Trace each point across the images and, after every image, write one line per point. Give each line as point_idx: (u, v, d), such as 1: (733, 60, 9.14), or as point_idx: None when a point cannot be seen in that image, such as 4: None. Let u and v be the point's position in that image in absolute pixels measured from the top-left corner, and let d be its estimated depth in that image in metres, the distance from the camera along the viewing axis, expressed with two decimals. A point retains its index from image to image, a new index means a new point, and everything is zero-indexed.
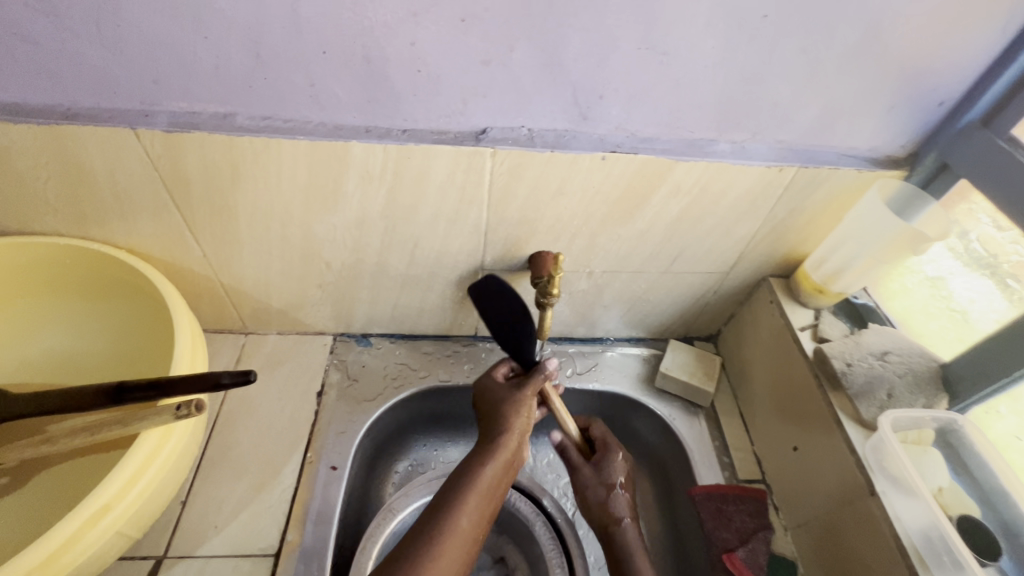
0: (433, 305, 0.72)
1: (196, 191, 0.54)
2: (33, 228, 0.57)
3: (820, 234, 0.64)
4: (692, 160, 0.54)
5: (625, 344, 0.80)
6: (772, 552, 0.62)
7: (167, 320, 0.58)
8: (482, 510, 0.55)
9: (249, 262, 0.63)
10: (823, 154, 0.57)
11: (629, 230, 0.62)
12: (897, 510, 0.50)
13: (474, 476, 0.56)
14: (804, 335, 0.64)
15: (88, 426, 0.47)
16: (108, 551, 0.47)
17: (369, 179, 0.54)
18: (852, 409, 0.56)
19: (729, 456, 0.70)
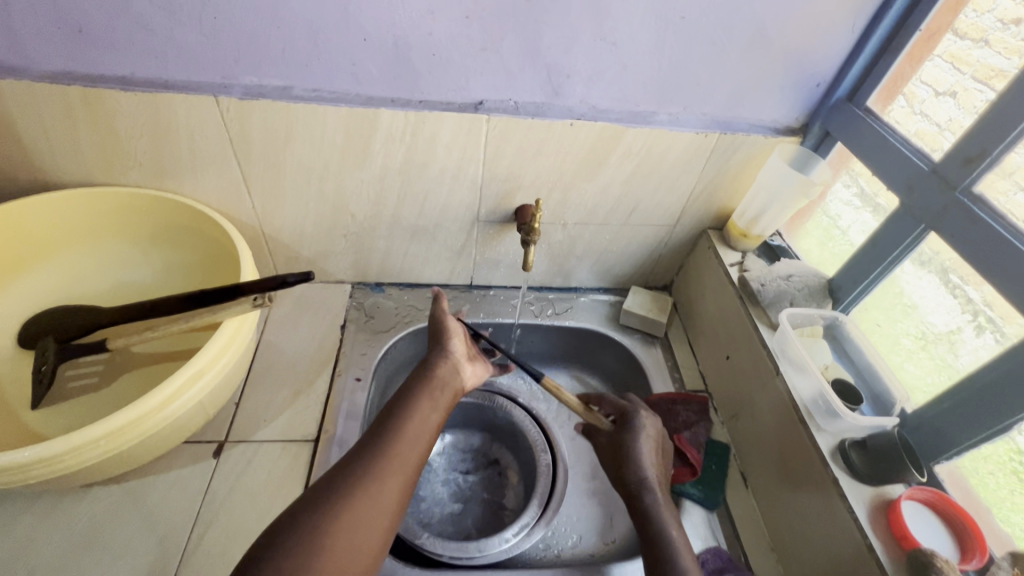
0: (437, 255, 0.87)
1: (255, 149, 0.69)
2: (121, 180, 0.71)
3: (741, 190, 0.82)
4: (638, 127, 0.72)
5: (595, 292, 0.97)
6: (711, 437, 0.78)
7: (229, 256, 0.73)
8: (434, 414, 0.62)
9: (290, 213, 0.78)
10: (737, 124, 0.75)
11: (593, 185, 0.79)
12: (794, 382, 0.67)
13: (419, 388, 0.64)
14: (732, 269, 0.81)
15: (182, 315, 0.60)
16: (193, 414, 0.60)
17: (392, 139, 0.70)
18: (767, 317, 0.74)
19: (678, 373, 0.86)
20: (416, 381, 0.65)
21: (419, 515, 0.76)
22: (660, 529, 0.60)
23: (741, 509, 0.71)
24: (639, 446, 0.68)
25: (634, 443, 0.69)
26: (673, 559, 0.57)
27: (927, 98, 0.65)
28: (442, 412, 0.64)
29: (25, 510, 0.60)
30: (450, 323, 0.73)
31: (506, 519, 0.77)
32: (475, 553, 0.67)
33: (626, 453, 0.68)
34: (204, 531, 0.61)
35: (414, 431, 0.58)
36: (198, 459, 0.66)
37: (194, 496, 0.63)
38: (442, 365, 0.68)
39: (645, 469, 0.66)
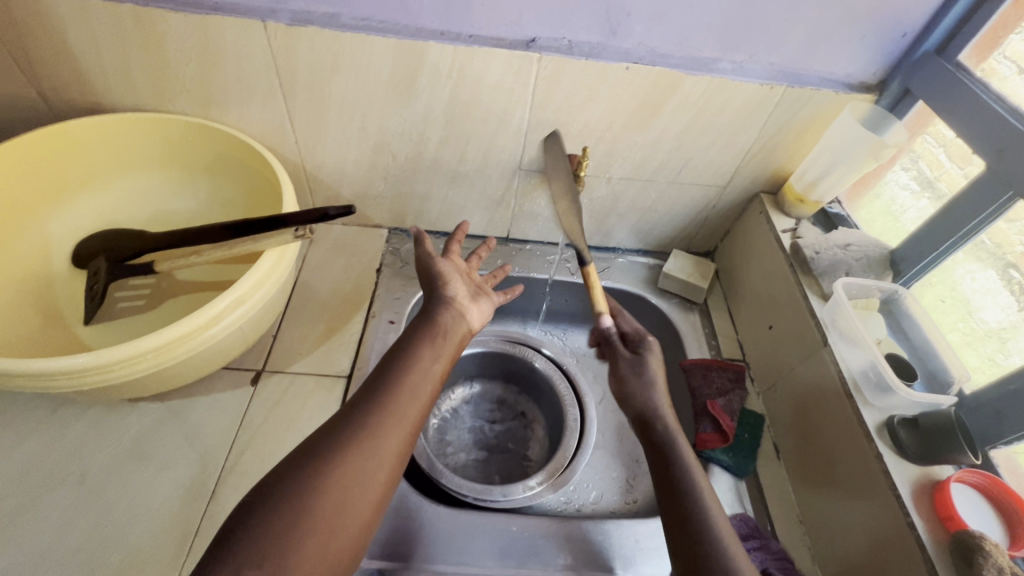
0: (475, 204, 0.86)
1: (301, 80, 0.68)
2: (168, 107, 0.71)
3: (803, 152, 0.77)
4: (697, 75, 0.67)
5: (633, 254, 0.94)
6: (745, 406, 0.75)
7: (270, 188, 0.73)
8: (435, 363, 0.58)
9: (331, 151, 0.77)
10: (808, 77, 0.69)
11: (644, 137, 0.75)
12: (843, 355, 0.63)
13: (419, 336, 0.60)
14: (784, 236, 0.77)
15: (225, 243, 0.61)
16: (236, 337, 0.62)
17: (438, 76, 0.67)
18: (818, 287, 0.70)
19: (715, 340, 0.84)
20: (416, 330, 0.60)
21: (443, 458, 0.77)
22: (676, 455, 0.57)
23: (772, 480, 0.69)
24: (649, 370, 0.65)
25: (644, 363, 0.65)
26: (688, 488, 0.54)
27: (1008, 76, 0.60)
28: (445, 361, 0.59)
29: (77, 417, 0.63)
30: (444, 268, 0.68)
31: (529, 470, 0.78)
32: (498, 496, 0.67)
33: (638, 374, 0.64)
34: (242, 452, 0.63)
35: (414, 381, 0.55)
36: (236, 385, 0.68)
37: (233, 420, 0.66)
38: (444, 312, 0.63)
39: (657, 394, 0.63)
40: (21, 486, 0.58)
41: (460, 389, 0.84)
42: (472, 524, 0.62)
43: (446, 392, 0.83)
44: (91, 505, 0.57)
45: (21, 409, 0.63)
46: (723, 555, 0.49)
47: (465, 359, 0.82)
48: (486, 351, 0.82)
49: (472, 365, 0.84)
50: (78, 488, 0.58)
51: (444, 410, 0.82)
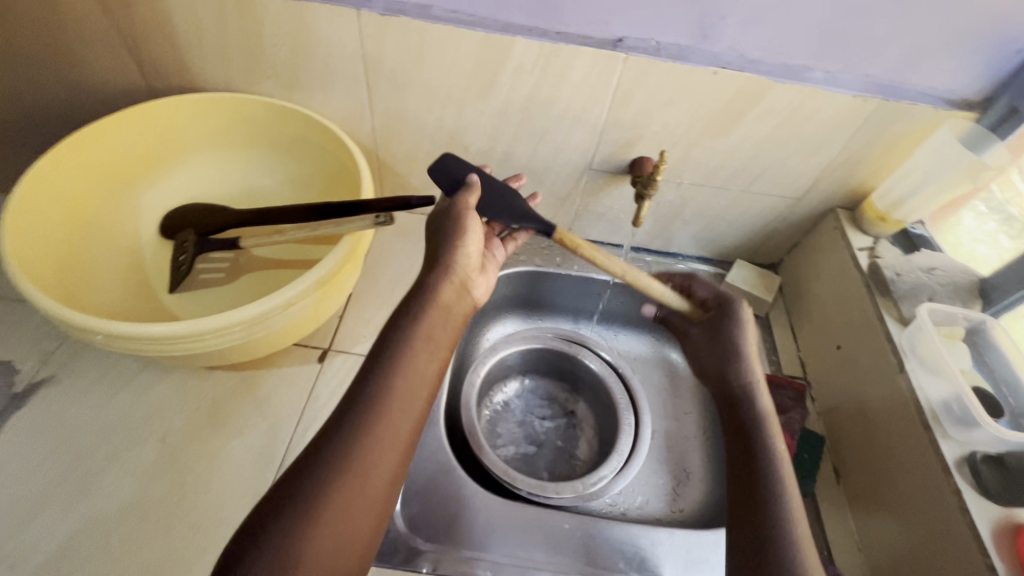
0: (540, 200, 0.86)
1: (386, 69, 0.69)
2: (256, 88, 0.74)
3: (888, 168, 0.74)
4: (787, 83, 0.65)
5: (694, 261, 0.92)
6: (805, 426, 0.73)
7: (347, 172, 0.75)
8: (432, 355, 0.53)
9: (406, 139, 0.78)
10: (905, 91, 0.66)
11: (722, 143, 0.73)
12: (922, 383, 0.61)
13: (417, 321, 0.53)
14: (861, 254, 0.74)
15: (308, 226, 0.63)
16: (312, 315, 0.65)
17: (521, 71, 0.67)
18: (896, 310, 0.68)
19: (776, 355, 0.82)
20: (415, 311, 0.54)
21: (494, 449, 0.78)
22: (764, 441, 0.59)
23: (831, 504, 0.67)
24: (745, 338, 0.68)
25: (732, 331, 0.68)
26: (770, 478, 0.55)
27: None
28: (442, 352, 0.54)
29: (159, 379, 0.67)
30: (459, 229, 0.58)
31: (577, 469, 0.78)
32: (551, 493, 0.68)
33: (733, 346, 0.68)
34: (309, 426, 0.66)
35: (404, 387, 0.50)
36: (305, 361, 0.71)
37: (301, 394, 0.68)
38: (443, 288, 0.56)
39: (752, 370, 0.65)
40: (111, 438, 0.62)
41: (512, 383, 0.85)
42: (526, 517, 0.62)
43: (499, 384, 0.84)
44: (171, 463, 0.61)
45: (111, 366, 0.67)
46: (794, 543, 0.50)
47: (523, 354, 0.84)
48: (542, 348, 0.84)
49: (527, 360, 0.85)
50: (160, 446, 0.62)
51: (496, 402, 0.83)
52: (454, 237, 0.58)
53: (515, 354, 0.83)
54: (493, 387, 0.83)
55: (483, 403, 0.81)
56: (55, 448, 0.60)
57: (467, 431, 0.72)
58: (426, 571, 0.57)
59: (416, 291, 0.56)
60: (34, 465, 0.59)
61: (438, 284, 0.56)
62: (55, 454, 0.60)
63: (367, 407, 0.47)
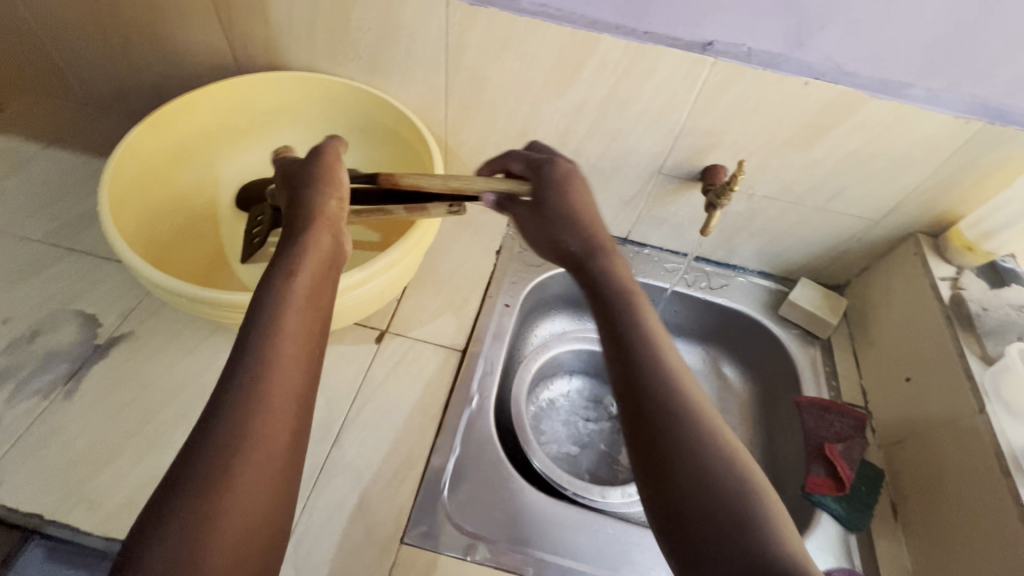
0: (603, 200, 0.85)
1: (466, 59, 0.69)
2: (337, 70, 0.75)
3: (982, 195, 0.70)
4: (884, 99, 0.62)
5: (755, 275, 0.90)
6: (864, 458, 0.70)
7: (418, 159, 0.76)
8: (315, 306, 0.46)
9: (476, 130, 0.79)
10: (1014, 116, 0.62)
11: (803, 157, 0.71)
12: (1005, 426, 0.58)
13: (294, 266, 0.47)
14: (943, 284, 0.71)
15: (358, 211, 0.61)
16: (377, 296, 0.66)
17: (602, 70, 0.67)
18: (979, 347, 0.64)
19: (836, 381, 0.79)
20: (284, 257, 0.47)
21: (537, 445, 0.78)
22: (642, 343, 0.46)
23: (888, 542, 0.64)
24: (576, 209, 0.56)
25: (586, 191, 0.57)
26: (686, 419, 0.42)
27: None
28: (324, 303, 0.47)
29: (228, 344, 0.69)
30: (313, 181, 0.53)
31: (619, 475, 0.78)
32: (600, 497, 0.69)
33: (575, 210, 0.56)
34: (364, 404, 0.67)
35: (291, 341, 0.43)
36: (363, 340, 0.73)
37: (358, 372, 0.70)
38: (323, 239, 0.49)
39: (587, 234, 0.55)
40: (180, 397, 0.65)
41: (559, 381, 0.86)
42: (571, 518, 0.62)
43: (545, 381, 0.84)
44: None
45: (184, 328, 0.70)
46: (731, 512, 0.38)
47: (574, 353, 0.86)
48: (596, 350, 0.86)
49: (578, 360, 0.87)
50: None
51: (542, 399, 0.83)
52: (325, 188, 0.52)
53: (566, 353, 0.85)
54: (540, 383, 0.84)
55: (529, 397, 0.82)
56: (130, 401, 0.64)
57: (518, 426, 0.73)
58: (471, 559, 0.58)
59: (284, 251, 0.48)
60: (111, 415, 0.62)
61: (314, 236, 0.49)
62: (129, 407, 0.63)
63: (247, 375, 0.40)
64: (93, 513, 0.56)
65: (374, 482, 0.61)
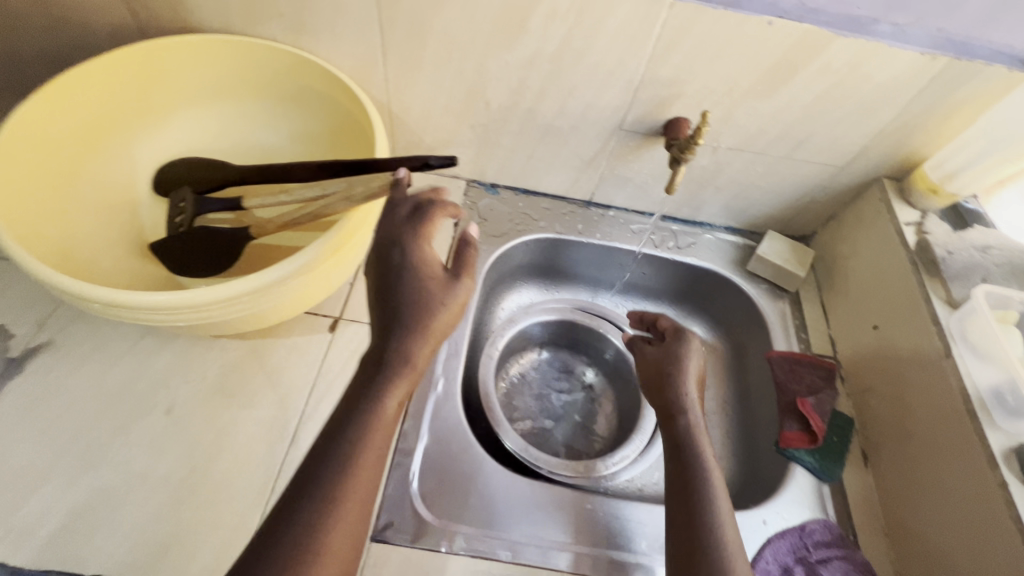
0: (563, 162, 0.80)
1: (402, 11, 0.62)
2: (258, 31, 0.67)
3: (947, 135, 0.68)
4: (850, 37, 0.59)
5: (722, 231, 0.87)
6: (835, 408, 0.71)
7: (358, 127, 0.69)
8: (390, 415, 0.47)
9: (421, 92, 0.72)
10: (977, 48, 0.59)
11: (767, 104, 0.67)
12: (971, 369, 0.58)
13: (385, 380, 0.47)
14: (908, 229, 0.69)
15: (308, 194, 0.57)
16: (323, 283, 0.61)
17: (552, 18, 0.61)
18: (944, 292, 0.64)
19: (805, 333, 0.78)
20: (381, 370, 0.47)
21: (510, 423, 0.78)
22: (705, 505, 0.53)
23: (858, 489, 0.65)
24: (688, 366, 0.63)
25: (679, 354, 0.64)
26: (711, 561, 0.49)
27: None
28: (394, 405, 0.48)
29: (164, 346, 0.63)
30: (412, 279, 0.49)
31: (595, 445, 0.79)
32: (574, 473, 0.68)
33: (676, 365, 0.63)
34: (322, 399, 0.63)
35: (375, 451, 0.46)
36: (315, 330, 0.68)
37: (312, 365, 0.65)
38: (410, 353, 0.48)
39: (687, 389, 0.61)
40: (112, 411, 0.58)
41: (530, 354, 0.86)
42: (547, 498, 0.61)
43: (516, 356, 0.84)
44: (179, 435, 0.58)
45: (112, 333, 0.63)
46: None
47: (542, 325, 0.84)
48: (564, 320, 0.84)
49: (548, 331, 0.85)
50: (166, 417, 0.59)
51: (512, 374, 0.83)
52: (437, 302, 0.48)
53: (532, 325, 0.83)
54: (511, 359, 0.83)
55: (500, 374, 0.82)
56: (56, 419, 0.57)
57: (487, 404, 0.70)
58: (445, 551, 0.55)
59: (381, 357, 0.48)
60: (34, 436, 0.56)
61: (411, 351, 0.47)
62: (55, 426, 0.57)
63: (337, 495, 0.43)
64: (24, 545, 0.51)
65: None
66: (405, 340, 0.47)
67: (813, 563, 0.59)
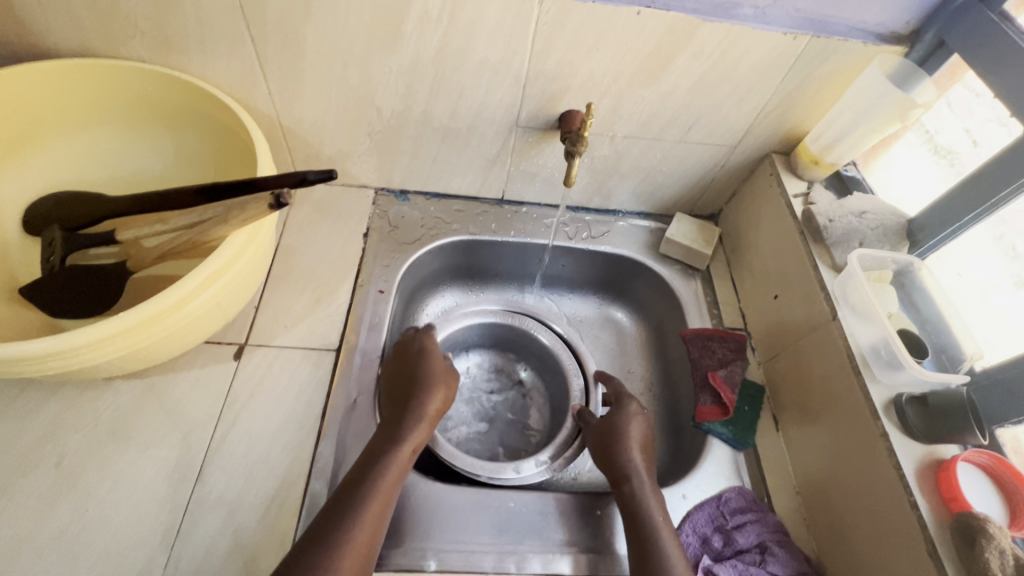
0: (468, 164, 0.80)
1: (271, 23, 0.60)
2: (122, 52, 0.63)
3: (822, 109, 0.71)
4: (716, 22, 0.60)
5: (635, 217, 0.89)
6: (746, 378, 0.74)
7: (244, 145, 0.66)
8: (397, 477, 0.56)
9: (309, 104, 0.70)
10: (834, 26, 0.63)
11: (652, 91, 0.69)
12: (853, 329, 0.61)
13: (392, 441, 0.58)
14: (796, 202, 0.73)
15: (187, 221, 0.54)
16: (214, 313, 0.58)
17: (427, 20, 0.60)
18: (829, 257, 0.67)
19: (717, 309, 0.81)
20: (389, 432, 0.59)
21: (445, 434, 0.79)
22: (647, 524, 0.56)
23: (771, 452, 0.68)
24: (631, 429, 0.65)
25: (623, 422, 0.66)
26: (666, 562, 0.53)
27: None
28: (401, 472, 0.56)
29: (50, 394, 0.59)
30: (432, 364, 0.67)
31: (531, 440, 0.81)
32: (515, 473, 0.69)
33: (618, 432, 0.65)
34: (228, 431, 0.60)
35: (378, 506, 0.53)
36: (218, 360, 0.65)
37: (216, 397, 0.62)
38: (416, 430, 0.60)
39: (632, 453, 0.63)
40: None
41: (460, 360, 0.86)
42: (470, 503, 0.61)
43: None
44: (71, 488, 0.55)
45: None
46: None
47: (465, 331, 0.84)
48: (487, 322, 0.85)
49: (472, 336, 0.86)
50: (54, 471, 0.55)
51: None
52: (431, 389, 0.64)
53: (455, 332, 0.83)
54: None
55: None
56: None
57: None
58: None
59: (389, 430, 0.59)
60: None
61: (411, 429, 0.59)
62: None
63: (344, 534, 0.49)
64: None
65: (248, 514, 0.56)
66: (410, 421, 0.60)
67: (730, 530, 0.61)
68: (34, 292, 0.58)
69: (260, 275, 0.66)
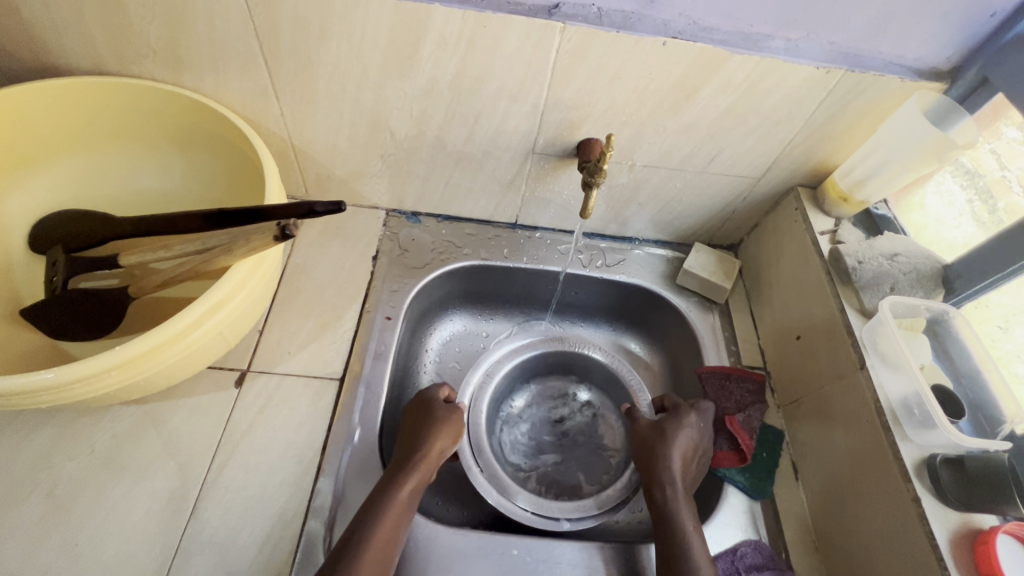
0: (482, 188, 0.78)
1: (285, 46, 0.59)
2: (134, 71, 0.62)
3: (854, 143, 0.68)
4: (746, 53, 0.58)
5: (651, 246, 0.87)
6: (764, 422, 0.70)
7: (254, 167, 0.65)
8: (398, 519, 0.54)
9: (322, 125, 0.68)
10: (869, 60, 0.60)
11: (675, 122, 0.66)
12: (882, 380, 0.58)
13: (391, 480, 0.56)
14: (823, 239, 0.70)
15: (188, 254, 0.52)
16: (213, 344, 0.56)
17: (444, 46, 0.58)
18: (857, 301, 0.64)
19: (736, 346, 0.78)
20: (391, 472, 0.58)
21: (521, 472, 0.77)
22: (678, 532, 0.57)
23: (790, 504, 0.65)
24: (676, 438, 0.64)
25: (670, 429, 0.65)
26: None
27: None
28: (401, 513, 0.55)
29: (47, 419, 0.58)
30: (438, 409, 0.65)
31: (611, 461, 0.78)
32: (595, 511, 0.67)
33: (659, 437, 0.65)
34: (225, 462, 0.58)
35: (377, 546, 0.51)
36: (219, 386, 0.63)
37: (215, 426, 0.60)
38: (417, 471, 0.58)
39: (671, 460, 0.62)
40: None
41: (517, 396, 0.83)
42: (473, 547, 0.58)
43: (508, 400, 0.83)
44: (60, 519, 0.53)
45: None
46: None
47: (518, 365, 0.80)
48: (538, 351, 0.81)
49: (524, 368, 0.82)
50: (46, 500, 0.54)
51: (507, 418, 0.82)
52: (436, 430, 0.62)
53: (512, 367, 0.80)
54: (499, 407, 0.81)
55: (494, 424, 0.80)
56: None
57: (479, 452, 0.70)
58: None
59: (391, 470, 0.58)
60: None
61: (411, 469, 0.58)
62: None
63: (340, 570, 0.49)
64: None
65: (241, 553, 0.54)
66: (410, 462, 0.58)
67: None
68: (36, 314, 0.57)
69: (265, 301, 0.65)
